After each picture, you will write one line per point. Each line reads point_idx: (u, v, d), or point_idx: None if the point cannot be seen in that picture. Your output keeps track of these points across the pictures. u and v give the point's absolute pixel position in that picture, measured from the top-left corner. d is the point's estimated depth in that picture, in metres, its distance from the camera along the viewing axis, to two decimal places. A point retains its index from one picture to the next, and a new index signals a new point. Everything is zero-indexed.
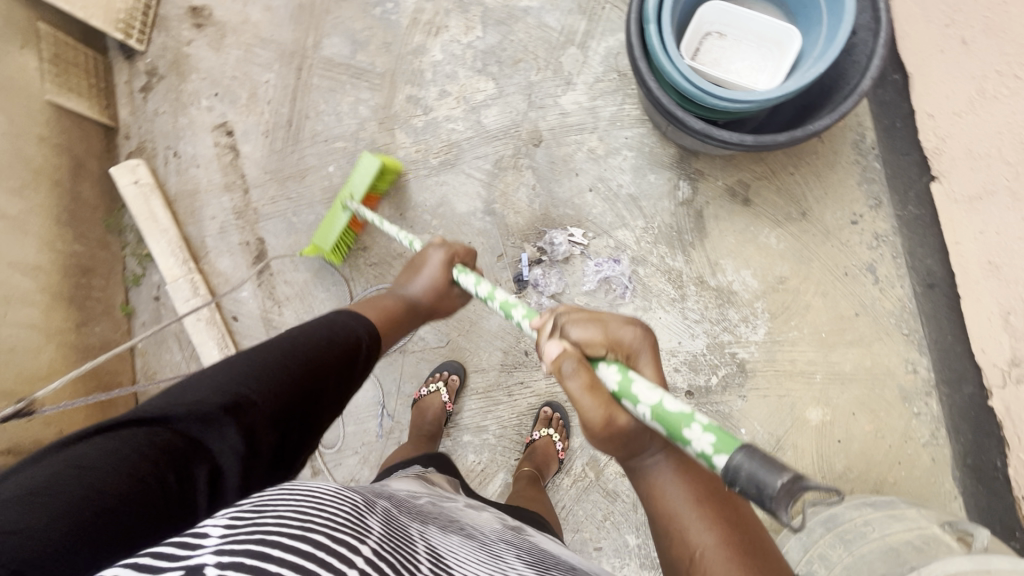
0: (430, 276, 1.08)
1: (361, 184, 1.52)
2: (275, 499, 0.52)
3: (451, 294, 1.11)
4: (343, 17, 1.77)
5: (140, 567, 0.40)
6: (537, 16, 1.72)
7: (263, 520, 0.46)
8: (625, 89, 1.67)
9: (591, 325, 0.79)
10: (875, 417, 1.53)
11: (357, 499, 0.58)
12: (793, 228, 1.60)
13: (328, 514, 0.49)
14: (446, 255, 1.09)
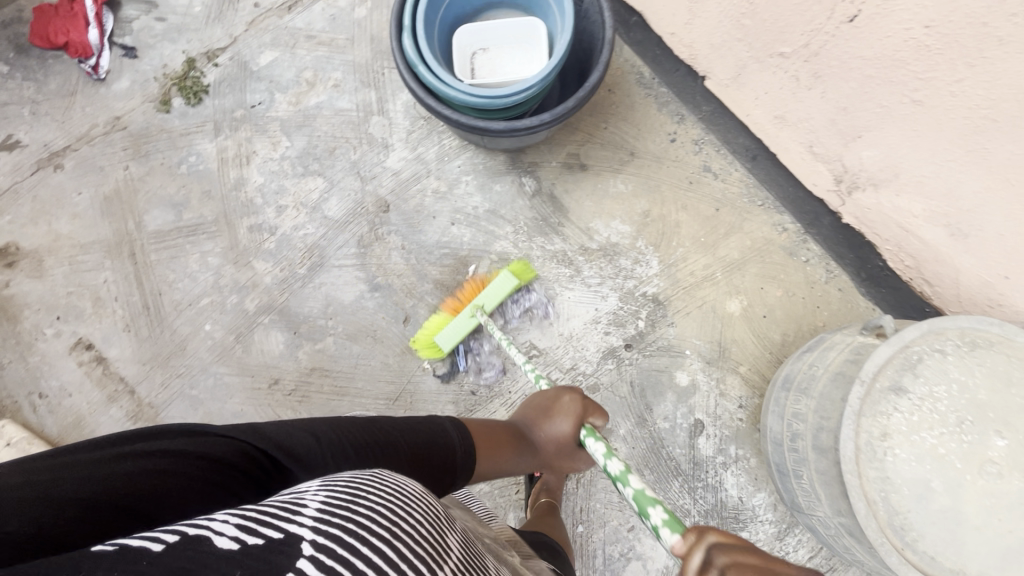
0: (557, 425, 1.10)
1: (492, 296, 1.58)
2: (374, 482, 0.54)
3: (574, 455, 1.12)
4: (153, 189, 1.77)
5: (248, 514, 0.45)
6: (330, 106, 1.82)
7: (362, 503, 0.48)
8: (436, 128, 1.80)
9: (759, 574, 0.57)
10: (779, 281, 1.69)
11: (442, 508, 0.58)
12: (631, 169, 1.77)
13: (420, 524, 0.50)
14: (577, 417, 1.09)
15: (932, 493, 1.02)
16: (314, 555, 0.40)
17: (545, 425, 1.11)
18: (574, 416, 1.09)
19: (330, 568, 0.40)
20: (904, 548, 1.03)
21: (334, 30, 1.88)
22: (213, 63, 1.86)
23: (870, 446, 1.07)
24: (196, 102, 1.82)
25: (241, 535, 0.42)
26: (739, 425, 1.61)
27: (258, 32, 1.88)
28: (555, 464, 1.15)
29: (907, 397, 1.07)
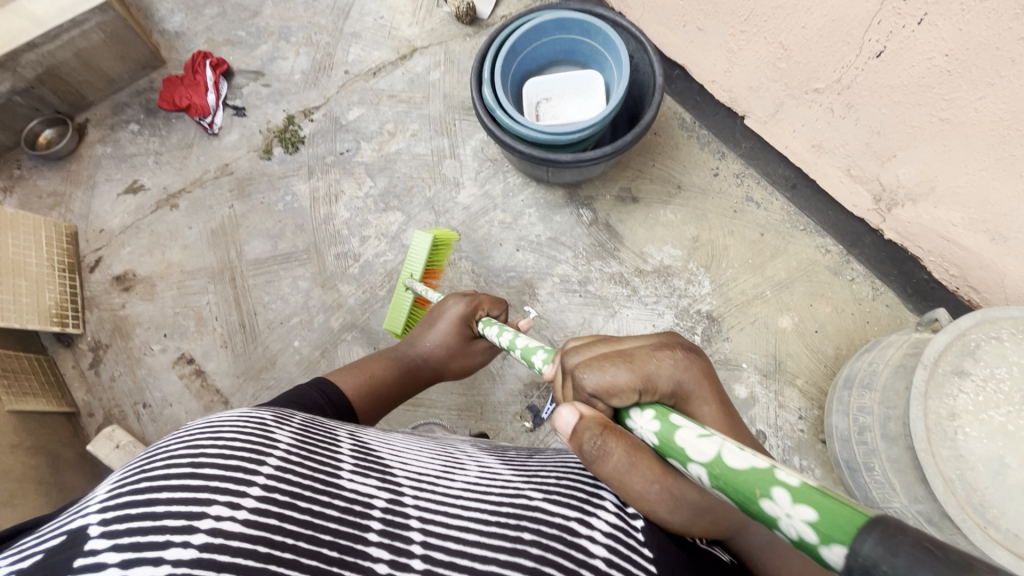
0: (440, 330, 1.35)
1: (419, 260, 1.60)
2: (176, 436, 0.57)
3: (467, 349, 1.38)
4: (253, 224, 2.01)
5: (30, 545, 0.48)
6: (408, 151, 2.08)
7: (153, 468, 0.52)
8: (502, 168, 2.03)
9: (607, 363, 0.69)
10: (827, 298, 1.80)
11: (270, 414, 0.62)
12: (679, 200, 1.95)
13: (226, 437, 0.54)
14: (465, 308, 1.34)
15: (1008, 469, 1.07)
16: (107, 528, 0.45)
17: (426, 336, 1.35)
18: (457, 320, 1.35)
19: (125, 529, 0.45)
20: (987, 526, 1.06)
21: (412, 90, 2.18)
22: (308, 119, 2.16)
23: (940, 426, 1.13)
24: (293, 150, 2.11)
25: (19, 564, 0.46)
26: (800, 435, 1.66)
27: (347, 93, 2.20)
28: (452, 364, 1.38)
29: (971, 379, 1.15)
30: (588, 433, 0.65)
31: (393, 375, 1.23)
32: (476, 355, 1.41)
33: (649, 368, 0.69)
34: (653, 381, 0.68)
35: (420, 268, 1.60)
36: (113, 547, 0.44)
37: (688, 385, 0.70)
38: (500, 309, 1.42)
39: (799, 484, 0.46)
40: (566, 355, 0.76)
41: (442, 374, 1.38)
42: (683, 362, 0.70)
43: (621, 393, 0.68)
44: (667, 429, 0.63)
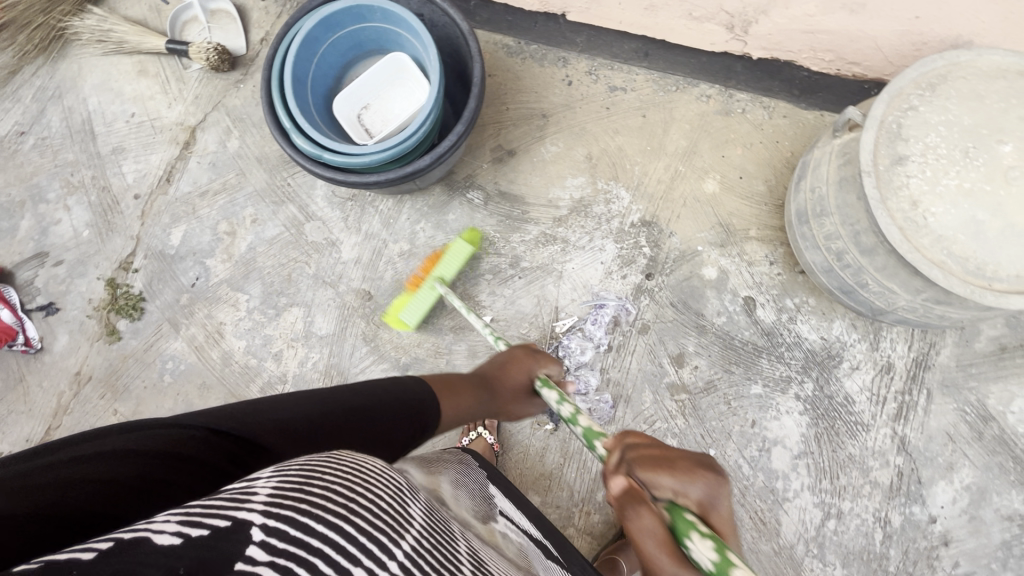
0: (517, 377, 1.25)
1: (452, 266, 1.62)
2: (330, 464, 0.61)
3: (526, 402, 1.28)
4: (152, 414, 1.69)
5: (190, 512, 0.50)
6: (262, 241, 1.79)
7: (313, 488, 0.55)
8: (367, 200, 1.79)
9: (661, 468, 0.72)
10: (732, 141, 1.75)
11: (399, 484, 0.66)
12: (551, 128, 1.80)
13: (371, 497, 0.58)
14: (535, 367, 1.28)
15: (985, 225, 1.07)
16: (267, 538, 0.47)
17: (507, 380, 1.25)
18: (528, 365, 1.28)
19: (283, 548, 0.47)
20: (991, 284, 1.07)
21: (221, 174, 1.84)
22: (132, 271, 1.79)
23: (910, 220, 1.10)
24: (139, 314, 1.75)
25: (182, 529, 0.47)
26: (781, 278, 1.65)
27: (154, 218, 1.83)
28: (506, 406, 1.26)
29: (911, 162, 1.11)
30: (628, 507, 0.72)
31: (467, 396, 1.12)
32: (530, 408, 1.32)
33: (687, 480, 0.70)
34: (684, 494, 0.70)
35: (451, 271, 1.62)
36: (270, 562, 0.45)
37: (719, 512, 0.70)
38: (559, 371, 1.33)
39: None
40: (625, 444, 0.80)
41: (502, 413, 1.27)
42: (712, 480, 0.71)
43: (660, 488, 0.71)
44: (721, 548, 0.63)
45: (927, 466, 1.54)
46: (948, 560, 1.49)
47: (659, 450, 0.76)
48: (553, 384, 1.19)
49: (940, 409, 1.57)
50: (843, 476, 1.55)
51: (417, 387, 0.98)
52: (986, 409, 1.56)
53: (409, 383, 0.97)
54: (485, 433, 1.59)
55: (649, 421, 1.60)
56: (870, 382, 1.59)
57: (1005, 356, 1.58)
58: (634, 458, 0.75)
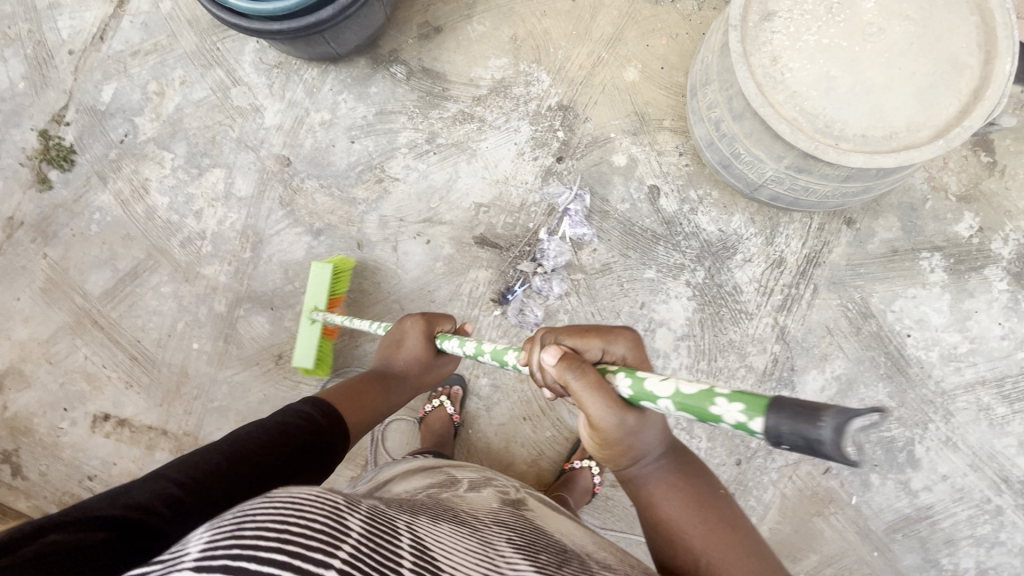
0: (411, 347, 1.23)
1: (318, 291, 1.57)
2: (266, 504, 0.51)
3: (438, 364, 1.28)
4: (78, 260, 1.78)
5: None
6: (189, 102, 1.82)
7: (244, 530, 0.46)
8: (292, 68, 1.81)
9: (585, 334, 0.83)
10: (658, 31, 1.74)
11: (339, 497, 0.56)
12: (480, 7, 1.79)
13: (309, 515, 0.49)
14: (423, 325, 1.24)
15: (836, 81, 1.08)
16: None
17: (399, 351, 1.24)
18: (421, 330, 1.24)
19: None
20: (838, 143, 1.10)
21: (153, 35, 1.86)
22: (64, 124, 1.84)
23: (769, 76, 1.12)
24: (70, 165, 1.81)
25: None
26: (688, 170, 1.67)
27: (87, 74, 1.86)
28: (425, 383, 1.28)
29: (778, 18, 1.11)
30: (568, 366, 0.77)
31: (375, 396, 1.11)
32: (447, 364, 1.31)
33: (612, 340, 0.84)
34: (610, 352, 0.83)
35: (320, 299, 1.57)
36: None
37: (641, 357, 0.86)
38: (450, 321, 1.30)
39: (728, 393, 0.60)
40: (542, 337, 0.86)
41: (419, 387, 1.27)
42: (634, 340, 0.85)
43: (589, 352, 0.82)
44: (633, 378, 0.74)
45: (802, 355, 1.61)
46: None
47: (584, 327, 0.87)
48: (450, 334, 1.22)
49: (823, 304, 1.62)
50: (720, 359, 1.62)
51: (312, 406, 0.93)
52: (868, 306, 1.61)
53: (307, 408, 0.92)
54: (447, 404, 1.61)
55: (543, 297, 1.67)
56: (760, 274, 1.64)
57: (895, 259, 1.62)
58: (558, 334, 0.84)
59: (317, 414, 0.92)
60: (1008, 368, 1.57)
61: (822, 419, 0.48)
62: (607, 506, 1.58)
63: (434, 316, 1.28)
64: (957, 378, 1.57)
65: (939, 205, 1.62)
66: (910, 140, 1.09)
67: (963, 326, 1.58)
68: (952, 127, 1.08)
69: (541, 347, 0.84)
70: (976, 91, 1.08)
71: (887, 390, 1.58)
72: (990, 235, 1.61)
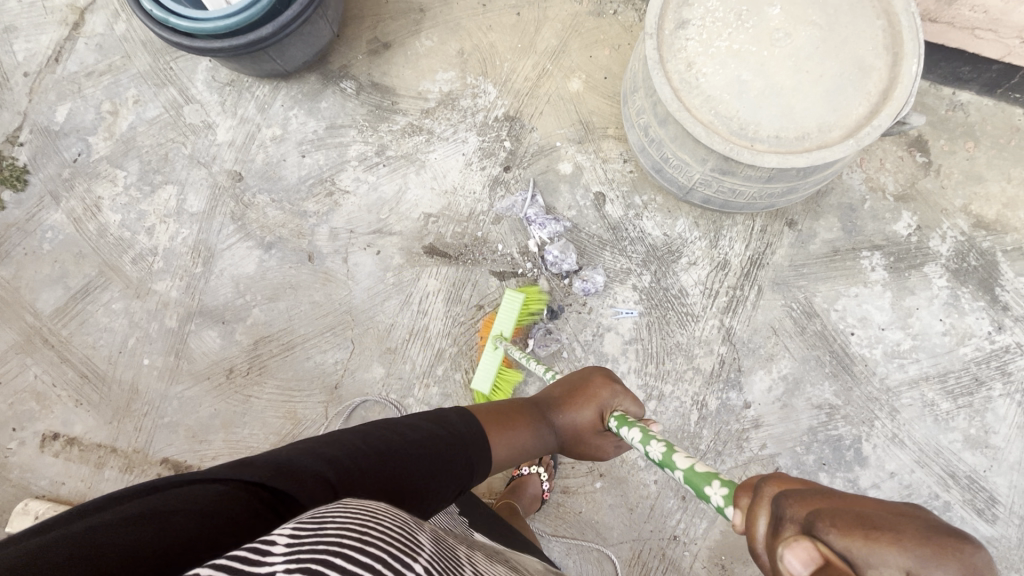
0: (580, 414, 1.05)
1: (508, 320, 1.55)
2: (345, 512, 0.53)
3: (595, 440, 1.07)
4: (30, 279, 1.78)
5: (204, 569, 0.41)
6: (142, 121, 1.84)
7: (325, 530, 0.47)
8: (244, 86, 1.83)
9: (861, 537, 0.49)
10: (601, 42, 1.78)
11: (402, 517, 0.59)
12: (427, 22, 1.83)
13: (381, 528, 0.51)
14: (607, 403, 1.04)
15: (748, 85, 1.11)
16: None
17: (571, 410, 1.06)
18: (596, 403, 1.05)
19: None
20: (752, 144, 1.12)
21: (107, 56, 1.88)
22: (17, 144, 1.85)
23: (684, 81, 1.15)
24: (23, 185, 1.82)
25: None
26: (632, 176, 1.70)
27: (42, 95, 1.88)
28: (573, 451, 1.10)
29: (692, 26, 1.15)
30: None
31: (510, 434, 0.99)
32: (602, 446, 1.09)
33: (931, 570, 0.46)
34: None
35: (507, 327, 1.55)
36: None
37: None
38: (639, 410, 1.04)
39: None
40: (778, 497, 0.58)
41: (564, 448, 1.11)
42: (974, 567, 0.47)
43: (882, 569, 0.48)
44: None
45: (748, 355, 1.62)
46: (757, 442, 1.59)
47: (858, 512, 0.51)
48: (636, 419, 0.98)
49: (768, 304, 1.64)
50: (668, 362, 1.63)
51: (458, 414, 0.93)
52: (811, 306, 1.63)
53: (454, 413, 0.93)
54: None
55: (493, 305, 1.68)
56: (705, 276, 1.66)
57: (837, 258, 1.64)
58: (821, 522, 0.52)
59: (449, 432, 0.87)
60: (951, 364, 1.58)
61: None
62: (558, 512, 1.58)
63: (624, 400, 1.04)
64: (901, 374, 1.59)
65: (878, 205, 1.65)
66: (823, 140, 1.12)
67: (904, 323, 1.60)
68: (863, 127, 1.11)
69: (773, 512, 0.58)
70: (885, 92, 1.12)
71: (833, 388, 1.59)
72: (928, 233, 1.63)
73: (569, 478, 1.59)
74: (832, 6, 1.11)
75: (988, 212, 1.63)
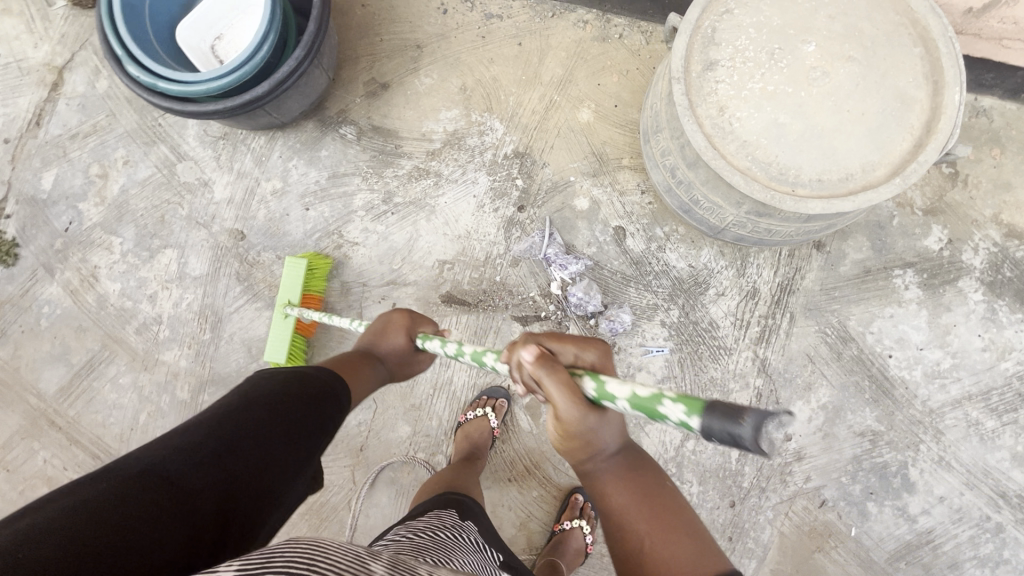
0: (393, 340, 1.11)
1: (292, 286, 1.55)
2: (304, 550, 0.54)
3: (414, 362, 1.15)
4: (30, 358, 1.70)
5: None
6: (134, 183, 1.76)
7: (273, 571, 0.50)
8: (238, 138, 1.75)
9: (565, 339, 0.88)
10: (609, 69, 1.71)
11: (362, 550, 0.60)
12: (426, 59, 1.75)
13: (332, 565, 0.53)
14: (410, 325, 1.13)
15: (786, 128, 1.05)
16: None
17: (378, 339, 1.11)
18: (405, 327, 1.13)
19: None
20: (794, 189, 1.06)
21: (91, 116, 1.79)
22: (4, 216, 1.76)
23: (717, 127, 1.09)
24: (14, 259, 1.73)
25: None
26: (652, 208, 1.64)
27: (26, 162, 1.79)
28: (395, 379, 1.15)
29: (721, 67, 1.09)
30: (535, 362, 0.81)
31: (359, 379, 1.01)
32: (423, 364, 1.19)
33: (578, 343, 0.88)
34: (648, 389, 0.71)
35: (296, 294, 1.56)
36: None
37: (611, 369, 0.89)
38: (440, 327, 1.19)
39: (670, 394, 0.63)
40: (536, 336, 0.89)
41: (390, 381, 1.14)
42: (607, 351, 0.91)
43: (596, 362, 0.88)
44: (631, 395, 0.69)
45: (785, 386, 1.57)
46: (801, 475, 1.54)
47: (563, 336, 0.90)
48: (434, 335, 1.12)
49: (802, 332, 1.59)
50: (704, 399, 1.58)
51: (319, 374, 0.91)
52: (846, 330, 1.58)
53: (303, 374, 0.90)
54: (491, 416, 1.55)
55: None
56: (735, 307, 1.60)
57: (868, 279, 1.59)
58: (543, 336, 0.89)
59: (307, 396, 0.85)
60: (993, 380, 1.54)
61: (742, 417, 0.53)
62: (602, 563, 1.53)
63: (422, 319, 1.16)
64: (943, 395, 1.55)
65: (907, 220, 1.60)
66: (867, 181, 1.06)
67: (943, 341, 1.56)
68: (908, 164, 1.05)
69: (530, 346, 0.85)
70: (928, 124, 1.06)
71: (875, 414, 1.55)
72: (960, 246, 1.59)
73: None
74: (868, 39, 1.05)
75: (1020, 221, 1.59)
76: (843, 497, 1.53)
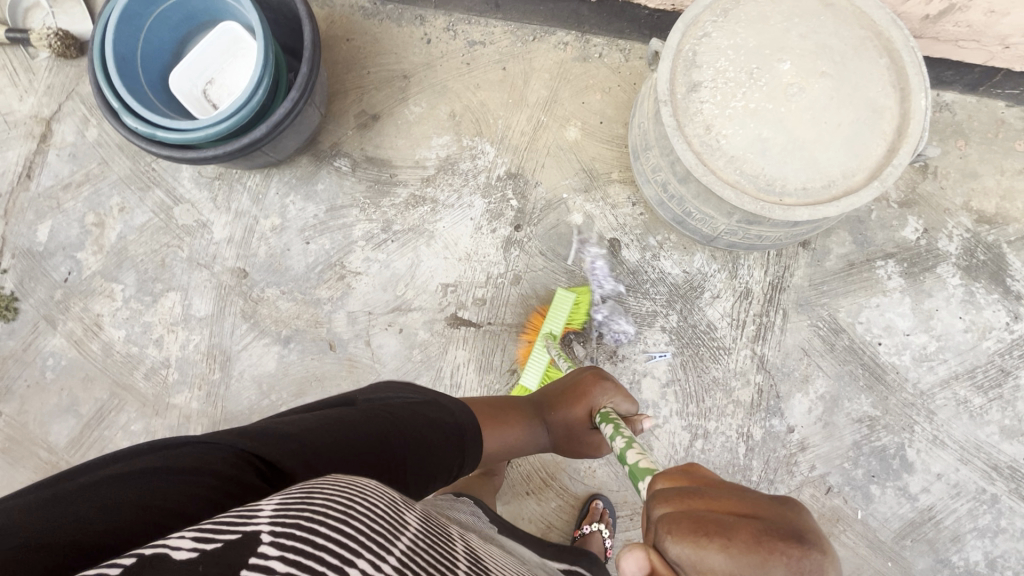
0: (570, 412, 1.13)
1: (559, 319, 1.58)
2: (347, 489, 0.56)
3: (585, 442, 1.15)
4: (37, 412, 1.69)
5: (203, 528, 0.46)
6: (131, 229, 1.77)
7: (313, 501, 0.51)
8: (233, 178, 1.77)
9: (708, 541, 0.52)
10: (591, 87, 1.77)
11: (397, 497, 0.62)
12: (413, 88, 1.79)
13: (368, 504, 0.54)
14: (588, 404, 1.12)
15: (770, 142, 1.12)
16: (275, 541, 0.43)
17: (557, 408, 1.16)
18: (585, 402, 1.13)
19: (291, 545, 0.43)
20: (781, 198, 1.13)
21: (83, 165, 1.80)
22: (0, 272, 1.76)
23: (705, 144, 1.15)
24: (14, 314, 1.73)
25: (198, 544, 0.43)
26: (644, 218, 1.70)
27: (19, 216, 1.79)
28: (564, 448, 1.19)
29: (704, 88, 1.15)
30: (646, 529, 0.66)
31: (507, 429, 1.09)
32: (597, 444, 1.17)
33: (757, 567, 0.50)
34: None
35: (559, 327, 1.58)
36: (280, 559, 0.42)
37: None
38: (634, 418, 1.11)
39: None
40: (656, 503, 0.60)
41: (557, 447, 1.20)
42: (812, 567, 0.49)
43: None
44: None
45: (784, 380, 1.64)
46: (806, 464, 1.61)
47: (715, 512, 0.54)
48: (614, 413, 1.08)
49: (795, 327, 1.66)
50: (708, 399, 1.64)
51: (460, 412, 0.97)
52: (836, 321, 1.66)
53: (454, 406, 0.99)
54: None
55: None
56: (730, 308, 1.67)
57: (853, 272, 1.67)
58: (670, 524, 0.55)
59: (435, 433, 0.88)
60: (977, 359, 1.63)
61: None
62: None
63: (609, 397, 1.12)
64: (932, 377, 1.63)
65: (884, 213, 1.69)
66: (848, 186, 1.13)
67: (927, 326, 1.64)
68: (885, 168, 1.12)
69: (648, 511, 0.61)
70: (898, 129, 1.13)
71: (870, 400, 1.62)
72: (935, 234, 1.68)
73: (629, 530, 1.59)
74: (838, 54, 1.13)
75: (988, 206, 1.68)
76: (847, 482, 1.60)
